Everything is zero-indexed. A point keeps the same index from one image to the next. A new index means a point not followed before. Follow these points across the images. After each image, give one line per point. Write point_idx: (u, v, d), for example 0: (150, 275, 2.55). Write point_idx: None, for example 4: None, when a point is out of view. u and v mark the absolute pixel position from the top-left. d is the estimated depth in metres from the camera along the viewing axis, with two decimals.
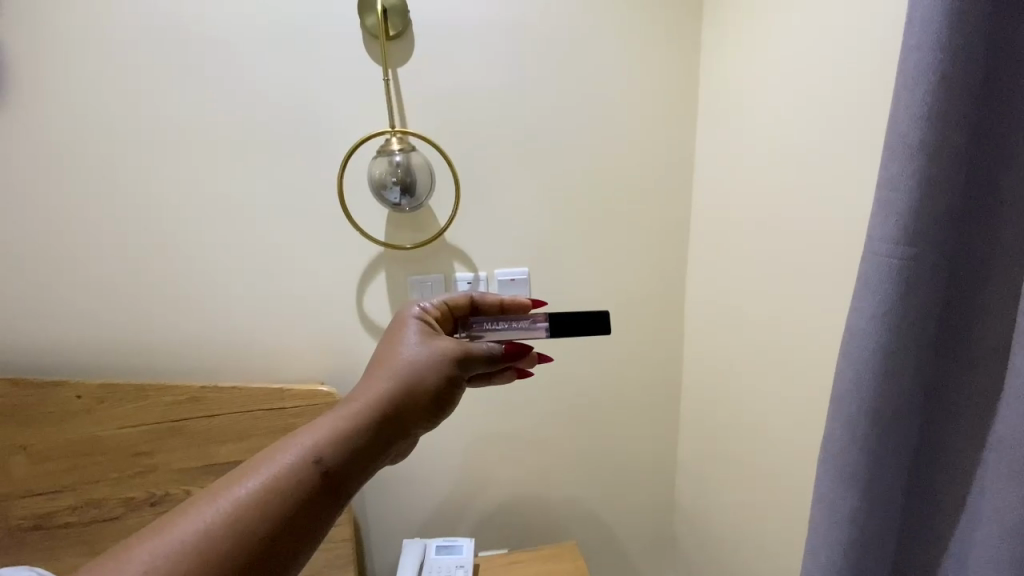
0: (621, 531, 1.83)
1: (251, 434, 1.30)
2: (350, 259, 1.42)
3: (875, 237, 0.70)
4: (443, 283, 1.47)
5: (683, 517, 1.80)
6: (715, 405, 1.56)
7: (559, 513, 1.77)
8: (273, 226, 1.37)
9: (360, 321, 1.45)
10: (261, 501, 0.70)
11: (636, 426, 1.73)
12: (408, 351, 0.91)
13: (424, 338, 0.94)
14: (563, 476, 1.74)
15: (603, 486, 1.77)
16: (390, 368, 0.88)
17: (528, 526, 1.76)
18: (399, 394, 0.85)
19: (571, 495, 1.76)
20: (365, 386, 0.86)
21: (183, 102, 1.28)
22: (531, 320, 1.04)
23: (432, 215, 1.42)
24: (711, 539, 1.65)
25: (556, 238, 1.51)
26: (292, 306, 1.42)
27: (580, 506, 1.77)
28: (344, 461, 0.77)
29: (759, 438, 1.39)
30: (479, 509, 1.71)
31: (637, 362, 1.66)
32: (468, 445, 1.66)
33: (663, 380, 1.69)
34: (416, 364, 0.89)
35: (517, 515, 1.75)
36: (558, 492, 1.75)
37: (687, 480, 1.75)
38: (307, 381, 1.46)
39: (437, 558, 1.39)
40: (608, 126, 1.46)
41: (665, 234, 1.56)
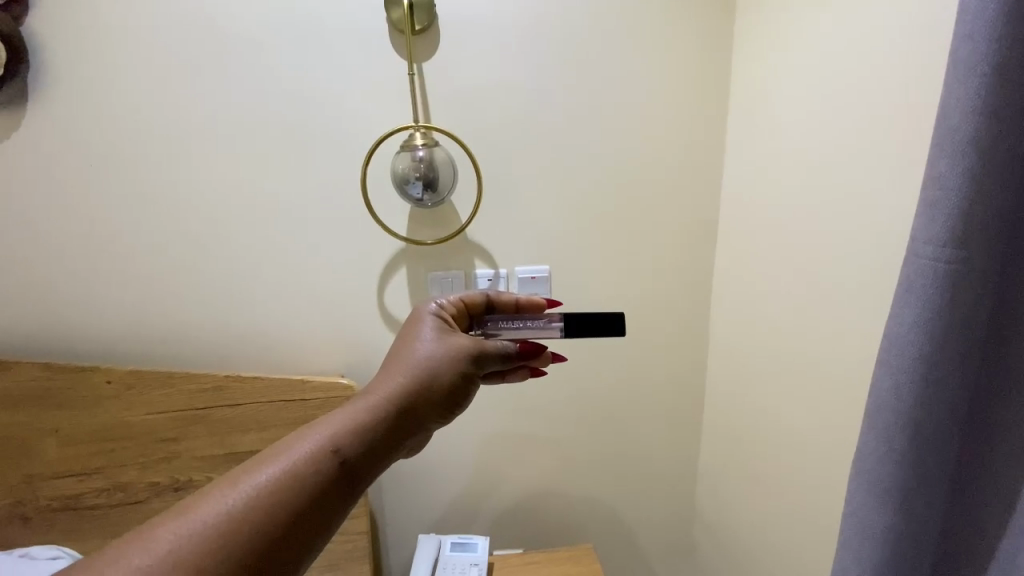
0: (638, 536, 1.80)
1: (271, 424, 1.32)
2: (371, 253, 1.42)
3: (919, 239, 0.66)
4: (463, 280, 1.46)
5: (702, 525, 1.76)
6: (738, 411, 1.52)
7: (575, 515, 1.75)
8: (297, 220, 1.39)
9: (380, 315, 1.46)
10: (278, 490, 0.70)
11: (655, 430, 1.69)
12: (422, 347, 0.92)
13: (440, 334, 0.94)
14: (579, 478, 1.71)
15: (620, 490, 1.74)
16: (405, 364, 0.89)
17: (542, 526, 1.75)
18: (414, 388, 0.86)
19: (588, 497, 1.74)
20: (380, 381, 0.87)
21: (212, 97, 1.30)
22: (546, 320, 1.04)
23: (454, 210, 1.41)
24: (731, 549, 1.61)
25: (578, 237, 1.48)
26: (314, 300, 1.44)
27: (596, 508, 1.75)
28: (360, 454, 0.77)
29: (782, 448, 1.34)
30: (495, 508, 1.71)
31: (658, 365, 1.63)
32: (484, 443, 1.65)
33: (685, 384, 1.65)
34: (431, 360, 0.90)
35: (533, 514, 1.73)
36: (574, 494, 1.73)
37: (707, 487, 1.71)
38: (327, 374, 1.48)
39: (452, 554, 1.39)
40: (633, 123, 1.43)
41: (690, 234, 1.52)
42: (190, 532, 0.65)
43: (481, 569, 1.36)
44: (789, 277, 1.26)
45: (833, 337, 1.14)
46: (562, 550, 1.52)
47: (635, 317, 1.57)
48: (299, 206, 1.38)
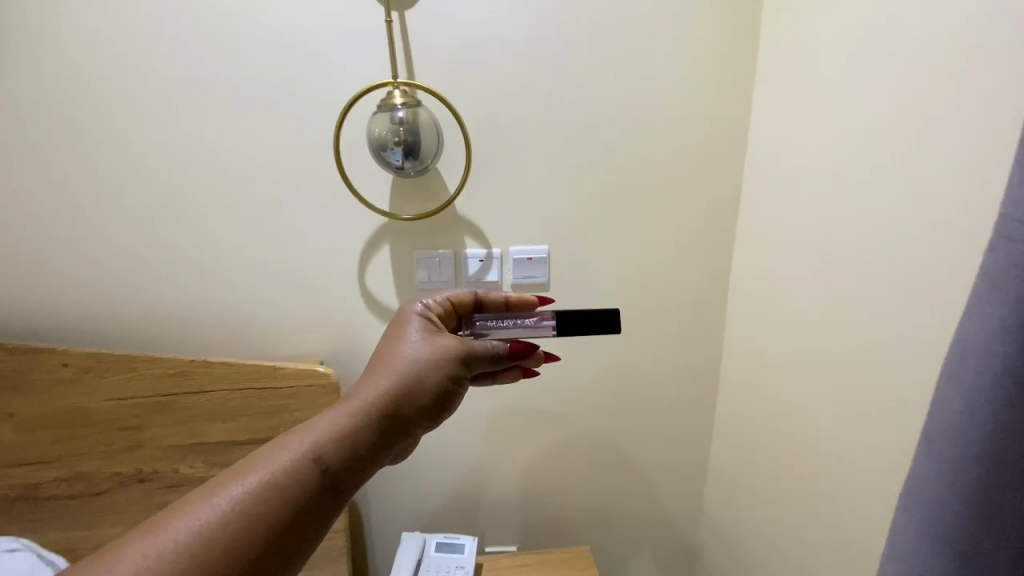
0: (634, 551, 1.64)
1: (240, 415, 1.21)
2: (348, 230, 1.27)
3: (1016, 206, 0.47)
4: (452, 258, 1.29)
5: (704, 536, 1.61)
6: (749, 413, 1.36)
7: (566, 521, 1.61)
8: (266, 192, 1.24)
9: (362, 298, 1.32)
10: (249, 511, 0.59)
11: (660, 434, 1.52)
12: (408, 347, 0.78)
13: (428, 333, 0.80)
14: (578, 481, 1.56)
15: (616, 500, 1.58)
16: (391, 366, 0.75)
17: (539, 529, 1.61)
18: (402, 393, 0.73)
19: (580, 503, 1.59)
20: (363, 385, 0.73)
21: (165, 50, 1.15)
22: (539, 318, 0.90)
23: (443, 182, 1.24)
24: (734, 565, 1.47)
25: (580, 214, 1.31)
26: (288, 280, 1.31)
27: (597, 514, 1.60)
28: (343, 469, 0.66)
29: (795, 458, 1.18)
30: (483, 509, 1.58)
31: (665, 360, 1.45)
32: (473, 440, 1.51)
33: (696, 385, 1.47)
34: (420, 360, 0.77)
35: (523, 519, 1.59)
36: (569, 499, 1.59)
37: (711, 497, 1.55)
38: (301, 361, 1.35)
39: (437, 556, 1.29)
40: (648, 82, 1.24)
41: (707, 214, 1.33)
42: (145, 564, 0.53)
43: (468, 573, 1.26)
44: (815, 266, 1.09)
45: (869, 342, 0.95)
46: (555, 553, 1.41)
47: (644, 305, 1.39)
48: (269, 177, 1.23)
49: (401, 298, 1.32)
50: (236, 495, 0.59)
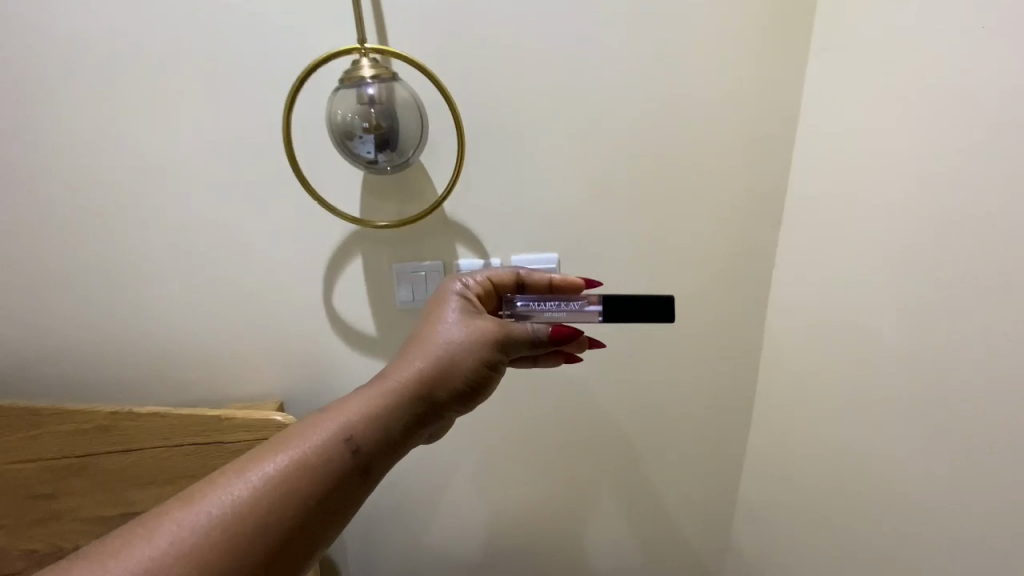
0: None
1: (180, 476, 0.97)
2: (307, 240, 1.00)
3: None
4: (441, 272, 1.03)
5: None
6: (796, 464, 1.09)
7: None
8: (199, 194, 0.96)
9: (329, 325, 1.05)
10: (268, 499, 0.55)
11: (682, 475, 1.28)
12: (446, 326, 0.69)
13: (466, 313, 0.71)
14: (593, 528, 1.32)
15: (630, 549, 1.34)
16: (427, 346, 0.68)
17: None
18: (438, 378, 0.66)
19: (589, 559, 1.35)
20: (397, 365, 0.66)
21: (54, 8, 0.86)
22: (582, 301, 0.74)
23: (427, 177, 0.97)
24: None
25: (597, 214, 1.03)
26: (233, 302, 1.03)
27: (615, 565, 1.36)
28: (377, 450, 0.62)
29: (866, 533, 0.92)
30: (478, 564, 1.33)
31: (689, 392, 1.20)
32: (468, 486, 1.26)
33: (728, 417, 1.22)
34: (453, 343, 0.68)
35: (523, 575, 1.35)
36: (574, 552, 1.34)
37: (748, 554, 1.29)
38: (254, 402, 1.08)
39: None
40: (686, 44, 0.94)
41: (747, 218, 1.05)
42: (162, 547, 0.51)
43: None
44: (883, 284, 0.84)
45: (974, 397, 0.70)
46: None
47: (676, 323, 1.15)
48: (202, 174, 0.95)
49: (378, 323, 1.06)
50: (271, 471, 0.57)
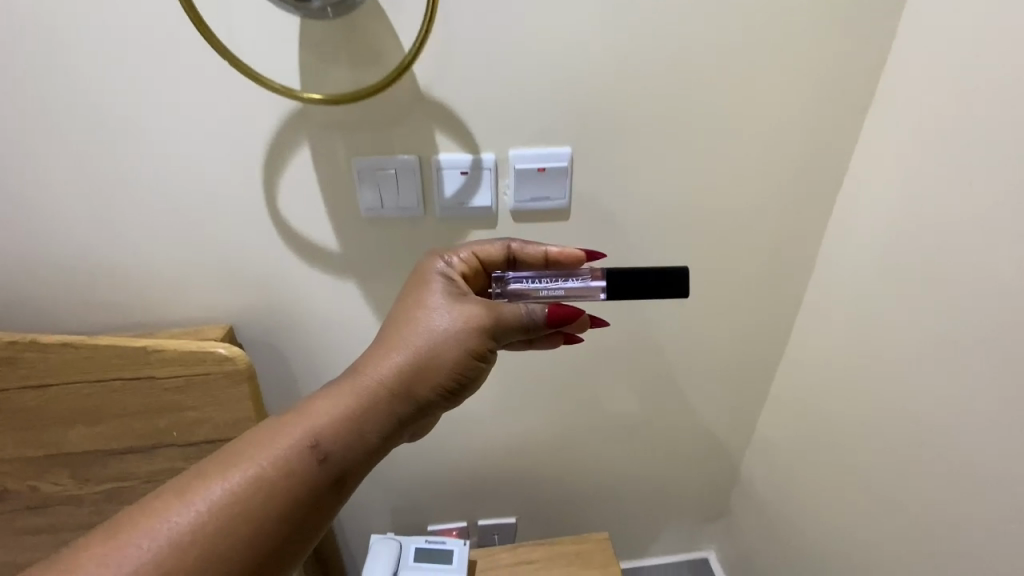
0: (648, 530, 1.35)
1: (100, 420, 0.81)
2: (233, 122, 0.73)
3: None
4: (417, 171, 0.78)
5: (747, 534, 1.27)
6: (846, 407, 0.92)
7: (573, 507, 1.28)
8: (67, 51, 0.68)
9: (276, 237, 0.83)
10: (239, 516, 0.52)
11: (698, 410, 1.13)
12: (428, 317, 0.62)
13: (451, 299, 0.63)
14: (594, 463, 1.20)
15: (633, 480, 1.24)
16: (406, 340, 0.60)
17: (541, 513, 1.28)
18: (417, 376, 0.59)
19: (588, 489, 1.25)
20: (373, 362, 0.60)
21: None
22: (580, 278, 0.64)
23: (389, 31, 0.68)
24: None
25: (628, 93, 0.76)
26: (147, 207, 0.79)
27: (615, 496, 1.27)
28: (353, 455, 0.58)
29: (934, 494, 0.77)
30: (471, 496, 1.22)
31: (718, 322, 1.01)
32: (455, 423, 1.10)
33: (758, 348, 1.05)
34: (436, 336, 0.60)
35: (518, 504, 1.25)
36: (573, 482, 1.23)
37: (762, 486, 1.19)
38: (194, 329, 0.89)
39: (416, 567, 0.99)
40: None
41: (822, 100, 0.80)
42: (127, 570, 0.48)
43: None
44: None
45: None
46: (566, 540, 1.10)
47: (716, 241, 0.91)
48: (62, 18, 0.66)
49: (339, 235, 0.84)
50: (233, 481, 0.53)
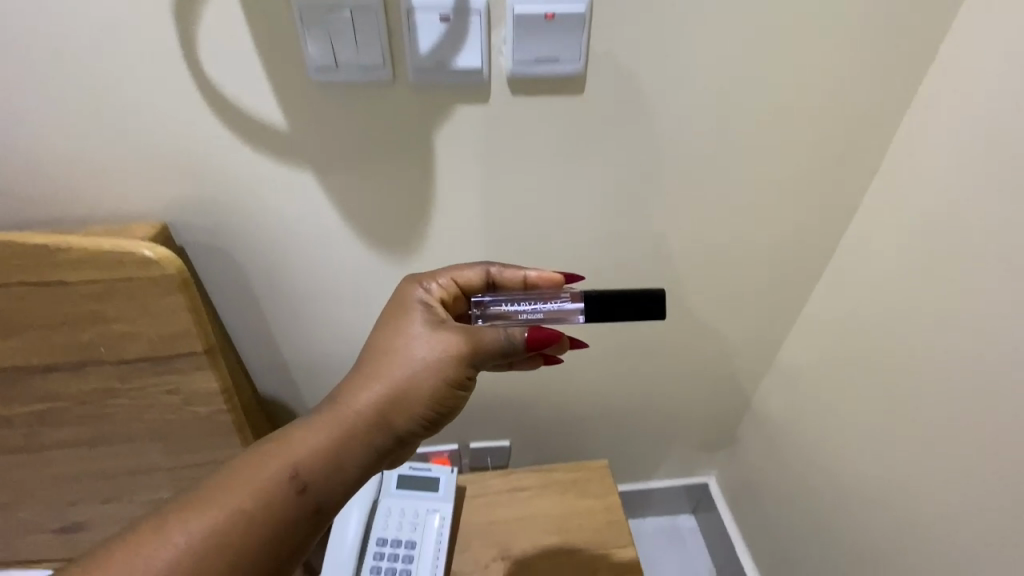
0: (648, 455, 1.28)
1: (11, 332, 0.67)
2: None
3: None
4: (379, 12, 0.58)
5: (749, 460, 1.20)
6: (896, 332, 0.78)
7: (569, 432, 1.19)
8: None
9: (202, 105, 0.64)
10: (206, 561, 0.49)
11: (718, 330, 1.00)
12: (404, 346, 0.58)
13: (429, 326, 0.59)
14: (593, 388, 1.10)
15: (636, 405, 1.15)
16: (382, 372, 0.57)
17: (534, 438, 1.20)
18: (396, 407, 0.56)
19: (587, 413, 1.15)
20: (347, 398, 0.57)
21: None
22: (559, 303, 0.63)
23: None
24: (793, 510, 1.07)
25: None
26: (24, 56, 0.59)
27: (615, 422, 1.18)
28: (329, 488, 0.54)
29: (1002, 434, 0.65)
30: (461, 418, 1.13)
31: (756, 228, 0.84)
32: None
33: (796, 262, 0.90)
34: (416, 368, 0.57)
35: (512, 427, 1.16)
36: (570, 407, 1.13)
37: (774, 416, 1.09)
38: (115, 227, 0.72)
39: (395, 495, 0.89)
40: None
41: None
42: None
43: (444, 520, 0.88)
44: None
45: None
46: (562, 467, 1.00)
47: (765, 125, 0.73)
48: None
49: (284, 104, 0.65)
50: (196, 530, 0.49)
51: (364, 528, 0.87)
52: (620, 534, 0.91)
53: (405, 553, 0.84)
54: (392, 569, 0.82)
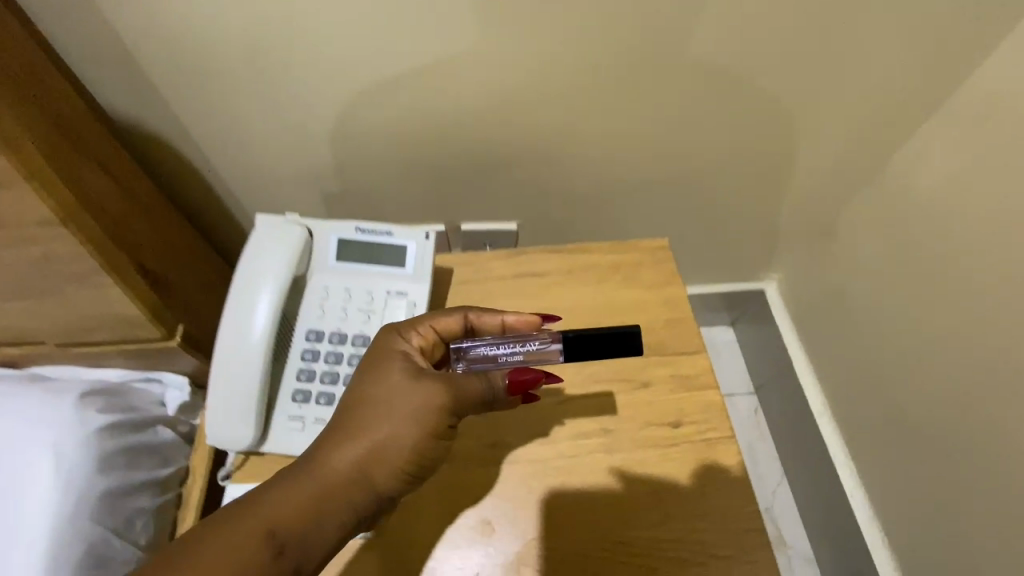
0: (702, 248, 0.90)
1: None
2: None
3: None
4: None
5: (844, 247, 0.79)
6: None
7: (597, 211, 0.79)
8: None
9: None
10: None
11: None
12: (380, 392, 0.41)
13: (410, 373, 0.42)
14: (656, 131, 0.69)
15: (715, 158, 0.73)
16: (360, 419, 0.40)
17: (545, 225, 0.81)
18: (371, 470, 0.39)
19: (634, 177, 0.75)
20: (319, 453, 0.39)
21: None
22: (537, 343, 0.44)
23: None
24: (918, 307, 0.68)
25: None
26: None
27: (675, 193, 0.78)
28: None
29: None
30: (442, 181, 0.71)
31: None
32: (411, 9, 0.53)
33: None
34: (394, 422, 0.40)
35: (519, 203, 0.76)
36: (612, 164, 0.72)
37: (931, 174, 0.63)
38: None
39: (336, 270, 0.53)
40: None
41: None
42: None
43: (414, 310, 0.52)
44: None
45: None
46: (600, 245, 0.64)
47: None
48: None
49: None
50: None
51: (284, 316, 0.51)
52: (690, 338, 0.57)
53: (353, 353, 0.50)
54: (334, 375, 0.50)
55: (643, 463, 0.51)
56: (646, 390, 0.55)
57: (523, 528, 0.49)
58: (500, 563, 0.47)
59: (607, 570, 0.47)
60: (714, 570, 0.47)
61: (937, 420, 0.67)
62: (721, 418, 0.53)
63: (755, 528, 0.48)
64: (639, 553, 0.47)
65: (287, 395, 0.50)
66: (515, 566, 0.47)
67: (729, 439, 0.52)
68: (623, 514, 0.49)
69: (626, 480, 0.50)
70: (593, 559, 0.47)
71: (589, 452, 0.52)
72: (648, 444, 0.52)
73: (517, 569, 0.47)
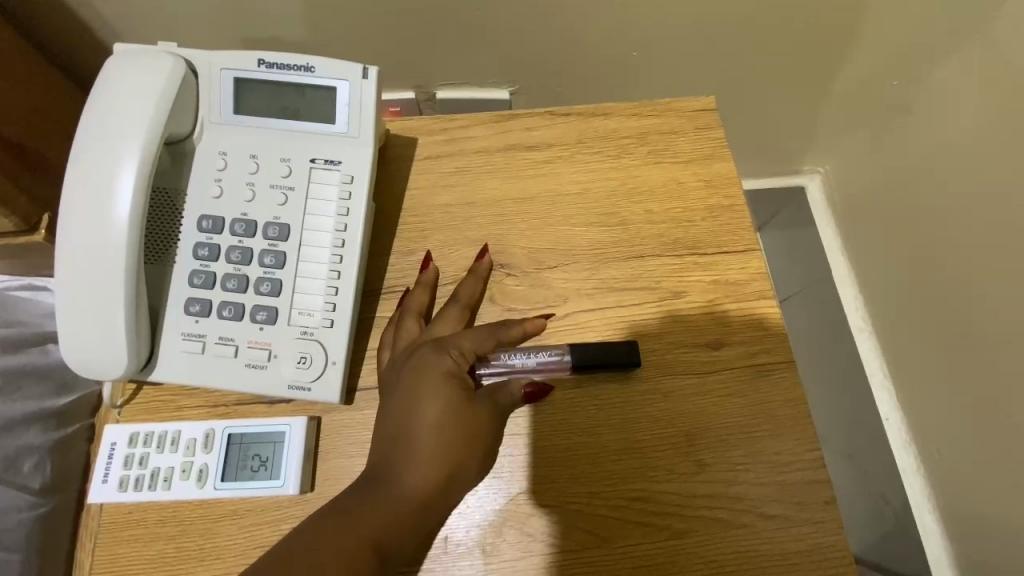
0: (741, 128, 0.71)
1: None
2: None
3: None
4: None
5: (927, 113, 0.60)
6: None
7: (613, 75, 0.60)
8: None
9: None
10: None
11: None
12: (438, 415, 0.33)
13: (463, 392, 0.34)
14: None
15: None
16: (428, 432, 0.32)
17: (544, 90, 0.60)
18: (443, 478, 0.32)
19: (669, 21, 0.55)
20: (388, 478, 0.31)
21: None
22: (552, 358, 0.37)
23: None
24: None
25: None
26: None
27: (722, 41, 0.58)
28: None
29: None
30: (403, 17, 0.51)
31: None
32: None
33: None
34: (461, 426, 0.33)
35: (510, 55, 0.56)
36: (639, 0, 0.52)
37: None
38: None
39: (236, 127, 0.36)
40: None
41: None
42: None
43: (353, 185, 0.36)
44: None
45: None
46: (621, 107, 0.46)
47: None
48: None
49: None
50: None
51: (168, 196, 0.36)
52: (741, 232, 0.42)
53: (266, 249, 0.35)
54: (240, 279, 0.35)
55: (673, 396, 0.38)
56: (680, 301, 0.40)
57: (510, 472, 0.36)
58: (479, 525, 0.35)
59: (621, 532, 0.35)
60: (763, 535, 0.35)
61: (1001, 342, 0.54)
62: (780, 336, 0.39)
63: (818, 478, 0.36)
64: (662, 511, 0.35)
65: (178, 306, 0.35)
66: (498, 528, 0.35)
67: (788, 363, 0.38)
68: (644, 459, 0.36)
69: (646, 417, 0.37)
70: (601, 516, 0.35)
71: (602, 382, 0.38)
72: (681, 370, 0.38)
73: (500, 531, 0.35)
